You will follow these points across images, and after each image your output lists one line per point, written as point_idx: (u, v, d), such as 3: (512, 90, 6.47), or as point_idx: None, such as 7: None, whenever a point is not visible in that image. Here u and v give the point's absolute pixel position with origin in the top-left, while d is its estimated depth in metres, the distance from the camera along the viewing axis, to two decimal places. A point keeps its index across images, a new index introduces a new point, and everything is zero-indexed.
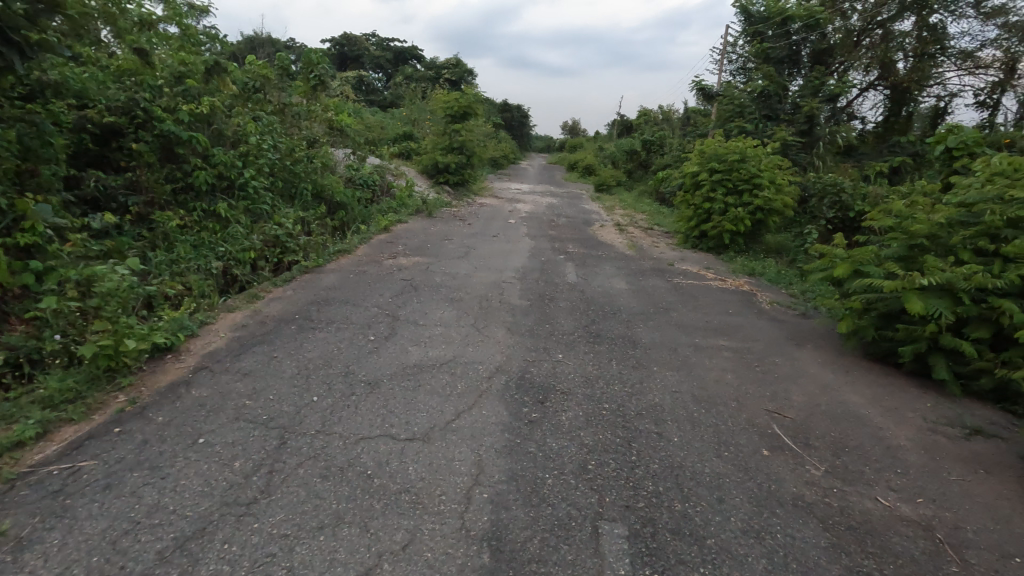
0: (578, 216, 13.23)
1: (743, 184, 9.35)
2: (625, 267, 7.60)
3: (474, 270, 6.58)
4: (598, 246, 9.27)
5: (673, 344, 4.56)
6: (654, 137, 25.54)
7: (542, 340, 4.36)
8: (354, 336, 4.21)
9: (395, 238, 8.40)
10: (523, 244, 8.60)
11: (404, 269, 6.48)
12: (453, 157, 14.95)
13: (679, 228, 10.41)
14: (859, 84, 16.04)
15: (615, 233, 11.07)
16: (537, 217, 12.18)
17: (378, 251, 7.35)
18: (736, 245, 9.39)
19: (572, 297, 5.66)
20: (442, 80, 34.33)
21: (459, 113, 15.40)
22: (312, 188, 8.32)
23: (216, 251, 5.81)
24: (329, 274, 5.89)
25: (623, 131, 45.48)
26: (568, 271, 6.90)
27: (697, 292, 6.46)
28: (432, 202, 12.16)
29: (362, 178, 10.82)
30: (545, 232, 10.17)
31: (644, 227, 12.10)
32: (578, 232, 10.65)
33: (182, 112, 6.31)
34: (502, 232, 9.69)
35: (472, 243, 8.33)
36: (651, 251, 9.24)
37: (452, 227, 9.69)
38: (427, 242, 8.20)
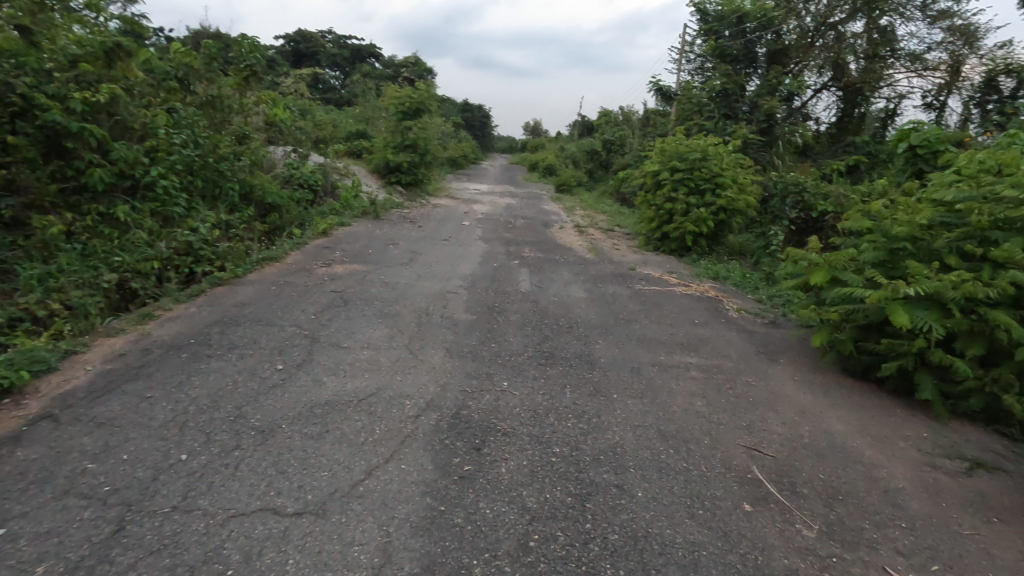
0: (537, 217, 12.70)
1: (705, 183, 8.98)
2: (583, 272, 7.08)
3: (418, 279, 5.92)
4: (556, 249, 8.74)
5: (635, 363, 4.03)
6: (614, 138, 25.31)
7: (485, 364, 3.75)
8: (256, 365, 3.50)
9: (334, 243, 7.65)
10: (474, 248, 7.99)
11: (337, 278, 5.77)
12: (406, 156, 14.18)
13: (640, 229, 9.98)
14: (813, 85, 16.04)
15: (575, 234, 10.58)
16: (493, 219, 11.59)
17: (311, 258, 6.61)
18: (698, 247, 9.01)
19: (524, 309, 5.07)
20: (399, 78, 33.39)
21: (412, 110, 14.59)
22: (239, 188, 7.49)
23: (110, 262, 4.99)
24: (246, 287, 5.14)
25: (584, 131, 45.38)
26: (521, 277, 6.32)
27: (660, 300, 5.98)
28: (382, 203, 11.41)
29: (303, 177, 9.98)
30: (501, 234, 9.58)
31: (605, 229, 11.65)
32: (535, 234, 10.11)
33: (72, 100, 5.45)
34: (454, 235, 9.05)
35: (418, 248, 7.66)
36: (611, 254, 8.78)
37: (399, 230, 8.99)
38: (369, 247, 7.48)
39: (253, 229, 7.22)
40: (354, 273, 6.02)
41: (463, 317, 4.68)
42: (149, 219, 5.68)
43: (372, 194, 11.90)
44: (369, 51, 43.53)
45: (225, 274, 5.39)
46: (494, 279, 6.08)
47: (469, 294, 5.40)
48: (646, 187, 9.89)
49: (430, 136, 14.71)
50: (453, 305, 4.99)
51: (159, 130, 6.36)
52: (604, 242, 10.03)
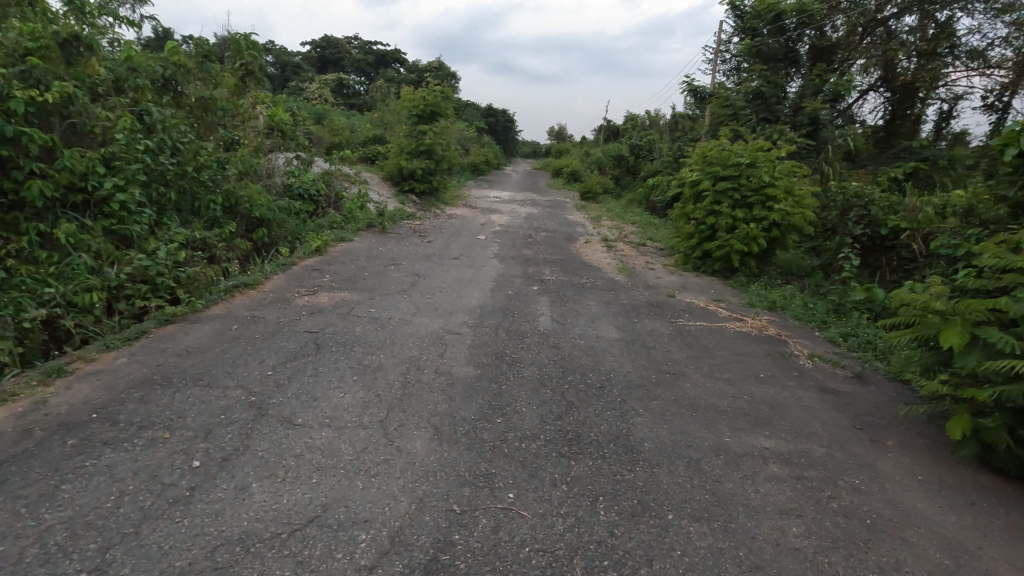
0: (560, 229, 11.65)
1: (754, 194, 7.81)
2: (613, 300, 6.02)
3: (415, 312, 4.93)
4: (581, 269, 7.69)
5: (690, 447, 2.96)
6: (643, 143, 24.07)
7: (485, 455, 2.72)
8: (166, 458, 2.53)
9: (329, 262, 6.74)
10: (487, 269, 6.99)
11: (319, 311, 4.82)
12: (421, 163, 13.25)
13: (677, 245, 8.85)
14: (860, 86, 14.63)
15: (602, 250, 9.51)
16: (512, 231, 10.58)
17: (295, 282, 5.69)
18: (745, 267, 7.85)
19: (540, 358, 4.02)
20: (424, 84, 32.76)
21: (428, 113, 13.59)
22: (222, 200, 6.63)
23: (38, 295, 4.11)
24: (202, 328, 4.20)
25: (610, 136, 44.13)
26: (539, 309, 5.29)
27: (710, 340, 4.87)
28: (391, 214, 10.51)
29: (303, 187, 9.12)
30: (519, 250, 8.56)
31: (635, 243, 10.55)
32: (558, 250, 9.06)
33: (13, 100, 4.61)
34: (467, 251, 8.06)
35: (424, 269, 6.70)
36: (645, 275, 7.70)
37: (405, 247, 8.06)
38: (366, 268, 6.55)
39: (236, 247, 6.35)
40: (341, 305, 5.06)
41: (462, 373, 3.66)
42: (100, 240, 4.81)
43: (381, 204, 11.02)
44: (394, 56, 43.06)
45: (182, 308, 4.48)
46: (507, 312, 5.07)
47: (475, 336, 4.38)
48: (684, 198, 8.75)
49: (446, 141, 13.77)
50: (452, 353, 3.97)
51: (124, 135, 5.51)
52: (635, 259, 8.94)
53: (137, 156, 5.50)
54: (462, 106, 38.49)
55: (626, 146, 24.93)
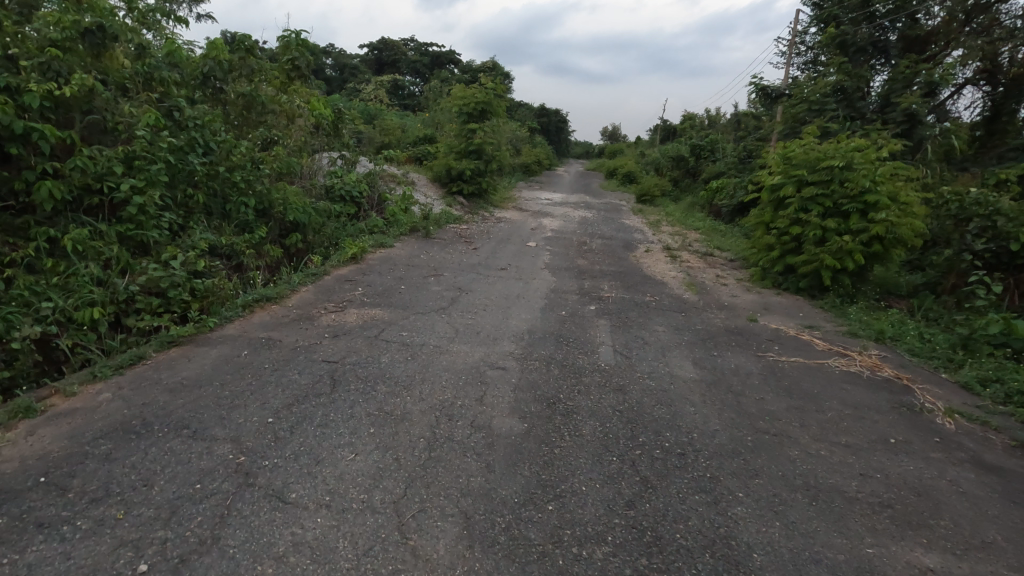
0: (617, 235, 10.75)
1: (849, 201, 6.70)
2: (685, 324, 5.14)
3: (453, 337, 4.23)
4: (645, 283, 6.81)
5: (817, 565, 2.11)
6: (705, 143, 22.72)
7: (530, 570, 1.96)
8: (107, 556, 1.90)
9: (365, 271, 6.17)
10: (538, 282, 6.25)
11: (344, 333, 4.21)
12: (470, 163, 12.63)
13: (753, 257, 7.82)
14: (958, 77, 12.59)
15: (665, 261, 8.58)
16: (564, 238, 9.78)
17: (322, 296, 5.12)
18: (837, 286, 6.76)
19: (603, 407, 3.23)
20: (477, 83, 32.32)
21: (478, 111, 12.96)
22: (254, 202, 6.18)
23: (35, 311, 3.66)
24: (209, 353, 3.65)
25: (666, 136, 42.43)
26: (598, 336, 4.50)
27: (812, 384, 3.94)
28: (437, 218, 9.94)
29: (345, 188, 8.66)
30: (573, 260, 7.77)
31: (702, 252, 9.54)
32: (616, 259, 8.21)
33: (25, 93, 4.21)
34: (515, 260, 7.35)
35: (468, 281, 6.02)
36: (717, 292, 6.75)
37: (448, 255, 7.41)
38: (402, 279, 5.92)
39: (266, 254, 5.87)
40: (370, 324, 4.43)
41: (504, 427, 2.92)
42: (115, 247, 4.36)
43: (427, 206, 10.48)
44: (449, 57, 43.02)
45: (191, 327, 3.95)
46: (561, 339, 4.31)
47: (522, 373, 3.63)
48: (762, 205, 7.71)
49: (497, 140, 13.12)
50: (493, 399, 3.23)
51: (149, 131, 5.08)
52: (704, 272, 7.97)
53: (161, 154, 5.07)
54: (515, 106, 37.94)
55: (687, 146, 23.62)
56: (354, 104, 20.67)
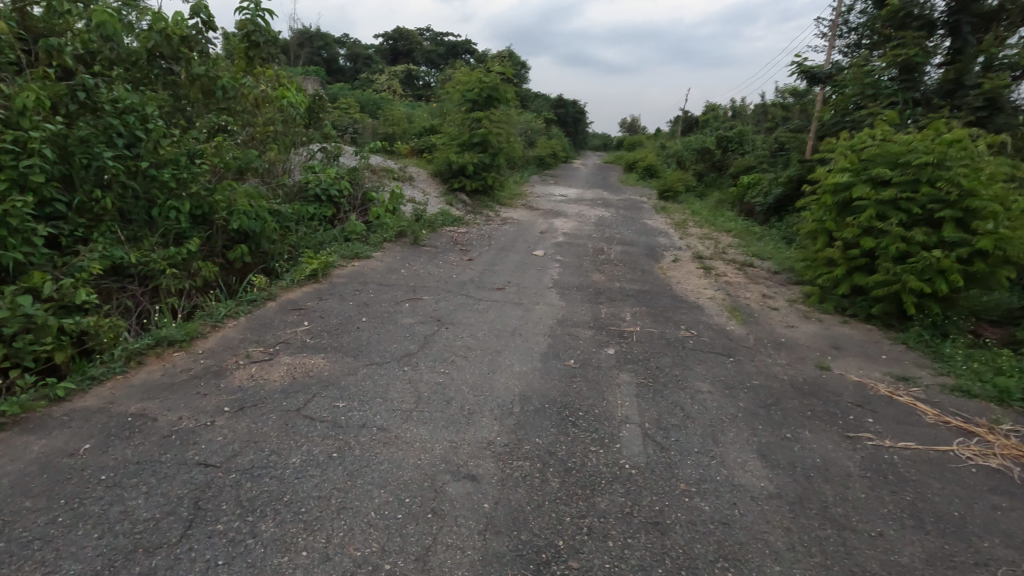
0: (640, 240, 9.38)
1: (941, 207, 5.28)
2: (739, 379, 3.78)
3: (410, 412, 2.94)
4: (677, 309, 5.45)
5: None
6: (732, 135, 21.13)
7: None
8: None
9: (324, 292, 4.92)
10: (541, 309, 4.94)
11: (256, 403, 2.95)
12: (472, 156, 11.33)
13: (808, 273, 6.41)
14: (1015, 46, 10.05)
15: (698, 274, 7.19)
16: (578, 243, 8.46)
17: (251, 334, 3.86)
18: (923, 315, 5.34)
19: (628, 574, 1.93)
20: None
21: (483, 98, 11.58)
22: (189, 206, 4.96)
23: None
24: (33, 449, 2.41)
25: (687, 128, 40.61)
26: (619, 406, 3.18)
27: (949, 501, 2.58)
28: (431, 220, 8.66)
29: (322, 185, 7.41)
30: (588, 275, 6.44)
31: (740, 263, 8.12)
32: (640, 273, 6.86)
33: None
34: (516, 277, 6.03)
35: (451, 309, 4.74)
36: (769, 320, 5.38)
37: (436, 268, 6.13)
38: (366, 306, 4.66)
39: (197, 273, 4.66)
40: (298, 386, 3.17)
41: None
42: None
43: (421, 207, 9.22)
44: (465, 47, 41.64)
45: (29, 399, 2.72)
46: (567, 415, 3.01)
47: (504, 486, 2.36)
48: (821, 209, 6.30)
49: (505, 131, 11.76)
50: (445, 558, 1.94)
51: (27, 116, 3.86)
52: (746, 291, 6.58)
53: (42, 147, 3.85)
54: (531, 97, 36.47)
55: (713, 138, 22.01)
56: (359, 94, 19.42)
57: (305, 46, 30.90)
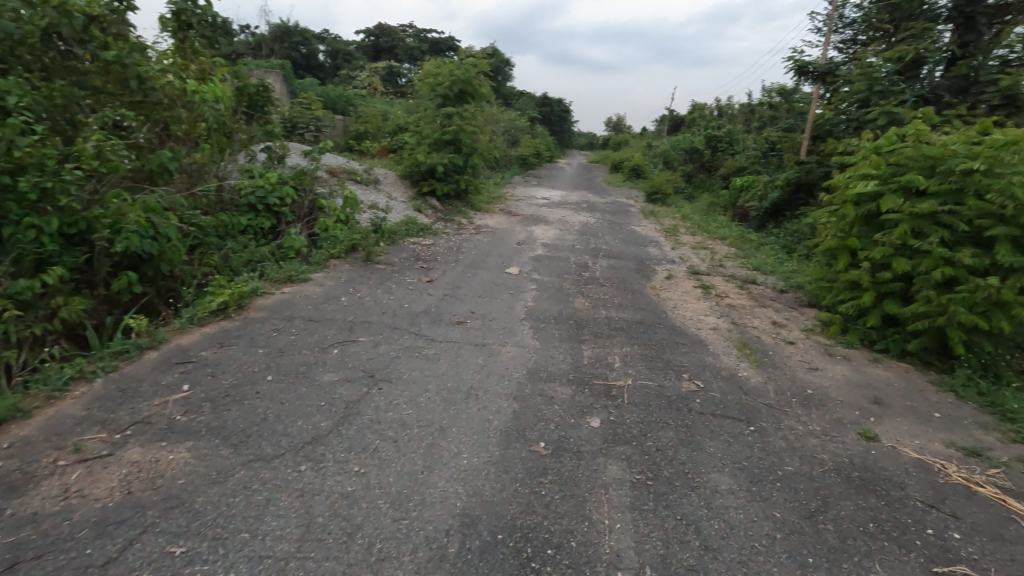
0: (629, 252, 8.40)
1: (992, 223, 4.37)
2: (766, 466, 2.80)
3: (285, 563, 1.91)
4: (676, 347, 4.47)
5: None
6: (722, 134, 20.27)
7: None
8: None
9: (232, 335, 3.86)
10: (508, 355, 3.92)
11: (43, 552, 1.90)
12: (443, 157, 10.26)
13: (826, 298, 5.48)
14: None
15: (697, 295, 6.23)
16: (559, 257, 7.44)
17: (99, 409, 2.79)
18: (971, 354, 4.42)
19: None
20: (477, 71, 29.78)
21: (455, 93, 10.60)
22: (58, 224, 3.87)
23: None
24: None
25: (673, 126, 39.87)
26: (605, 534, 2.17)
27: None
28: (390, 231, 7.58)
29: (258, 193, 6.32)
30: (569, 300, 5.43)
31: (742, 280, 7.16)
32: (631, 296, 5.86)
33: None
34: (482, 305, 5.00)
35: (392, 358, 3.69)
36: (787, 361, 4.42)
37: (384, 295, 5.08)
38: (281, 354, 3.60)
39: (57, 313, 3.58)
40: (128, 513, 2.11)
41: None
42: None
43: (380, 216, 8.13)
44: (448, 43, 40.50)
45: None
46: (529, 559, 1.99)
47: None
48: (841, 222, 5.37)
49: (479, 129, 10.70)
50: None
51: None
52: (754, 319, 5.62)
53: None
54: (514, 95, 35.41)
55: (702, 138, 21.14)
56: (329, 89, 18.15)
57: (279, 41, 29.44)
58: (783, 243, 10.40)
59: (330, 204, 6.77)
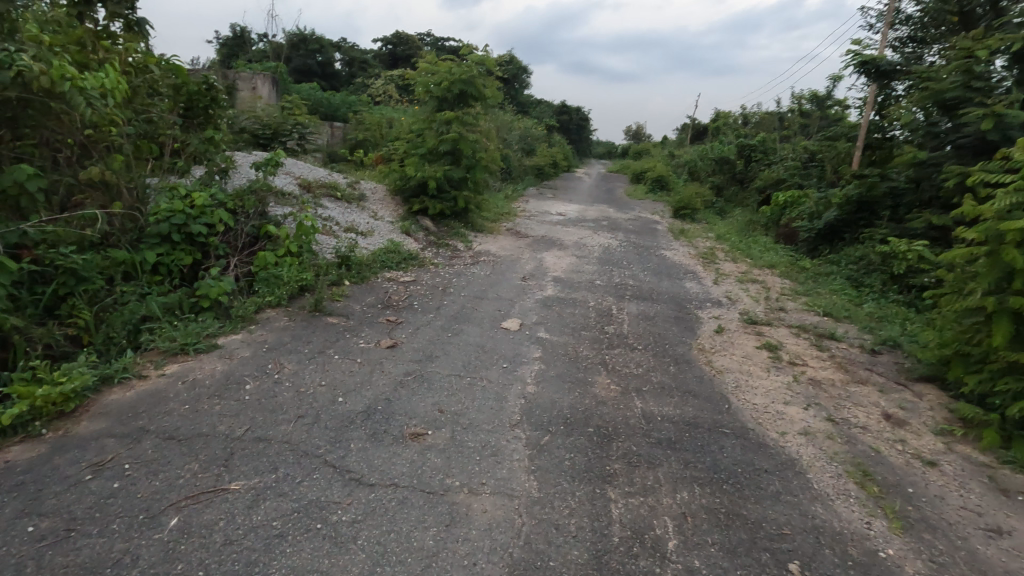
0: (663, 291, 6.68)
1: None
2: None
3: None
4: (760, 486, 2.77)
5: None
6: (756, 144, 18.45)
7: None
8: None
9: (11, 482, 2.26)
10: (482, 524, 2.25)
11: None
12: (437, 169, 8.67)
13: (969, 382, 3.71)
14: None
15: (765, 365, 4.49)
16: (574, 301, 5.75)
17: None
18: None
19: None
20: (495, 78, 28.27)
21: (454, 94, 9.02)
22: None
23: None
24: None
25: (696, 136, 38.04)
26: None
27: None
28: (359, 265, 5.96)
29: (176, 218, 4.77)
30: (587, 384, 3.73)
31: (817, 336, 5.40)
32: (675, 371, 4.15)
33: None
34: (456, 398, 3.35)
35: (267, 541, 2.06)
36: (947, 515, 2.69)
37: (314, 378, 3.45)
38: (64, 538, 1.99)
39: None
40: None
41: None
42: None
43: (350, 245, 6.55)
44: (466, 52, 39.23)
45: None
46: None
47: None
48: (993, 272, 3.62)
49: (482, 136, 9.11)
50: None
51: None
52: (857, 408, 3.88)
53: None
54: (531, 103, 33.98)
55: (734, 147, 19.32)
56: (329, 95, 16.79)
57: (291, 48, 28.48)
58: (847, 275, 8.57)
59: (276, 231, 5.20)
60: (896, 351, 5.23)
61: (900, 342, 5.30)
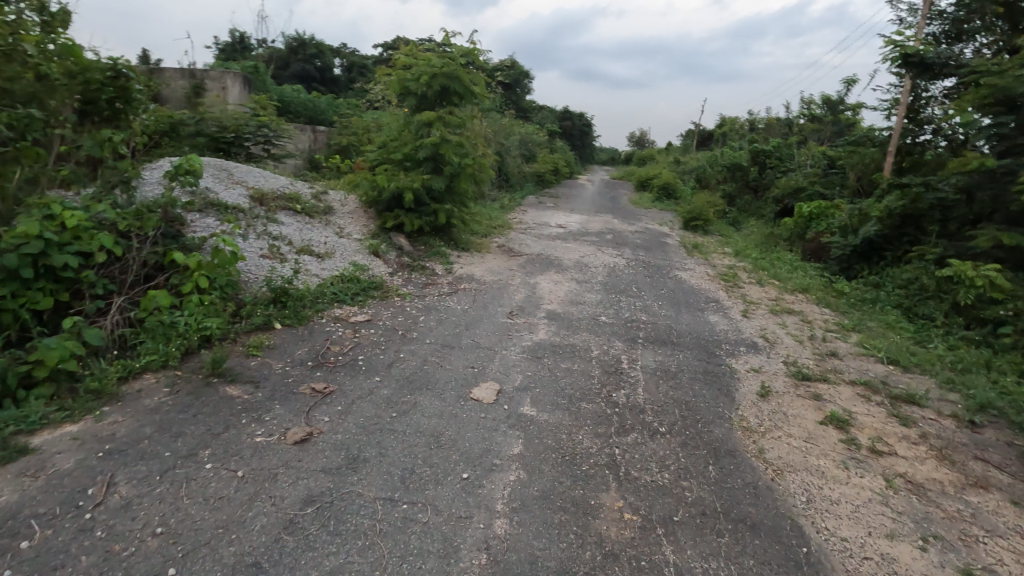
0: (684, 330, 5.38)
1: None
2: None
3: None
4: None
5: None
6: (772, 149, 17.17)
7: None
8: None
9: None
10: None
11: None
12: (414, 177, 7.40)
13: None
14: None
15: (839, 459, 3.19)
16: (572, 350, 4.45)
17: None
18: None
19: None
20: (495, 81, 27.09)
21: (434, 92, 7.77)
22: None
23: None
24: None
25: (703, 140, 36.75)
26: None
27: None
28: (299, 300, 4.69)
29: (25, 244, 3.38)
30: (588, 514, 2.43)
31: (891, 401, 4.10)
32: (717, 477, 2.85)
33: None
34: (373, 558, 2.06)
35: None
36: None
37: (155, 517, 2.17)
38: None
39: None
40: None
41: None
42: None
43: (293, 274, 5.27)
44: None
45: None
46: None
47: None
48: None
49: (467, 140, 7.85)
50: None
51: None
52: (993, 542, 2.58)
53: None
54: (534, 109, 32.89)
55: (747, 152, 18.03)
56: (314, 97, 15.59)
57: (290, 52, 27.50)
58: (897, 303, 7.27)
59: (179, 259, 3.91)
60: (1000, 423, 3.91)
61: (1005, 411, 3.98)
